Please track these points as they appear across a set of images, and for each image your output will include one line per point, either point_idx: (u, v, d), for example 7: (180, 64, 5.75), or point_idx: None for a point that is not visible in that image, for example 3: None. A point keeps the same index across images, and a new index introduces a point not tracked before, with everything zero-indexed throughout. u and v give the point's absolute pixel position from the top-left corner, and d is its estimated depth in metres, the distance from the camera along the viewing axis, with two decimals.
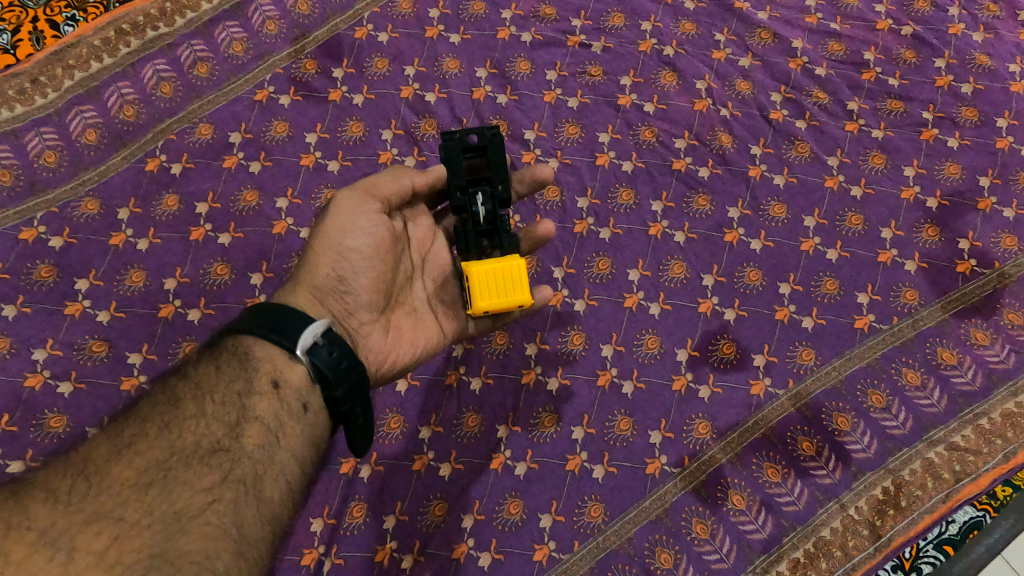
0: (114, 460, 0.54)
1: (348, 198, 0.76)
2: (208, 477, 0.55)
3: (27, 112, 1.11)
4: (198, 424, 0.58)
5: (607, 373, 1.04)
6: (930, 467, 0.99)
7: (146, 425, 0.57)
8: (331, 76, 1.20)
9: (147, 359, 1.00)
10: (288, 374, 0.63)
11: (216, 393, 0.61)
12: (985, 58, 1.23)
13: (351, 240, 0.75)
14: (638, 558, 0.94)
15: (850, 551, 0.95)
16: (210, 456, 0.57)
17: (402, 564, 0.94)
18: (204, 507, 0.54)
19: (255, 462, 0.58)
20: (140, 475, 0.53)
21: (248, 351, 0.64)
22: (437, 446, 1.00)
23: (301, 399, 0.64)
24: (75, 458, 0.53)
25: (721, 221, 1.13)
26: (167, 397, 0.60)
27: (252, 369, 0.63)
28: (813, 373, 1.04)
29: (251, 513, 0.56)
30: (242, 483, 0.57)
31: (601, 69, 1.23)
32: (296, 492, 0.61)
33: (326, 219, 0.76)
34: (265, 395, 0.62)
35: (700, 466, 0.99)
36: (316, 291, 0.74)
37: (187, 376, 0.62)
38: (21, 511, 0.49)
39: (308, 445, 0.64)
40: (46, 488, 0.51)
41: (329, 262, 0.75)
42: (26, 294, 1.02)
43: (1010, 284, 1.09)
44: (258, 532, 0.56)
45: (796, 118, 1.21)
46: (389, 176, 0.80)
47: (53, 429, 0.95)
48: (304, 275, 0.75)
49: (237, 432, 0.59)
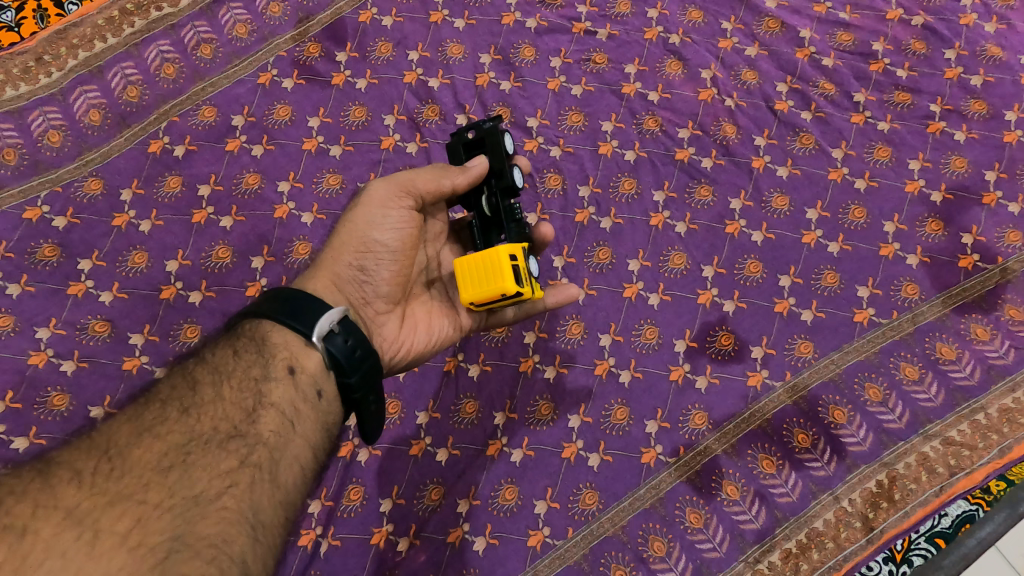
0: (135, 444, 0.54)
1: (381, 194, 0.77)
2: (225, 462, 0.55)
3: (31, 91, 1.12)
4: (216, 410, 0.58)
5: (604, 363, 1.05)
6: (924, 461, 0.99)
7: (166, 409, 0.57)
8: (335, 59, 1.20)
9: (149, 340, 1.02)
10: (303, 360, 0.64)
11: (234, 378, 0.61)
12: (996, 50, 1.22)
13: (378, 234, 0.76)
14: (631, 545, 0.96)
15: (842, 542, 0.95)
16: (228, 442, 0.57)
17: (398, 547, 0.95)
18: (221, 492, 0.53)
19: (271, 448, 0.58)
20: (160, 458, 0.53)
21: (265, 337, 0.64)
22: (435, 432, 1.01)
23: (316, 385, 0.64)
24: (98, 440, 0.53)
25: (723, 213, 1.13)
26: (186, 381, 0.60)
27: (269, 355, 0.63)
28: (811, 365, 1.05)
29: (266, 500, 0.55)
30: (258, 469, 0.56)
31: (606, 57, 1.23)
32: (309, 479, 0.60)
33: (354, 211, 0.77)
34: (281, 381, 0.62)
35: (695, 456, 1.00)
36: (337, 279, 0.74)
37: (205, 361, 0.62)
38: (47, 490, 0.48)
39: (321, 432, 0.63)
40: (71, 469, 0.50)
41: (353, 252, 0.75)
42: (30, 273, 1.04)
43: (1013, 280, 1.08)
44: (273, 517, 0.55)
45: (802, 109, 1.20)
46: (428, 174, 0.79)
47: (57, 407, 0.97)
48: (326, 262, 0.75)
49: (254, 417, 0.59)
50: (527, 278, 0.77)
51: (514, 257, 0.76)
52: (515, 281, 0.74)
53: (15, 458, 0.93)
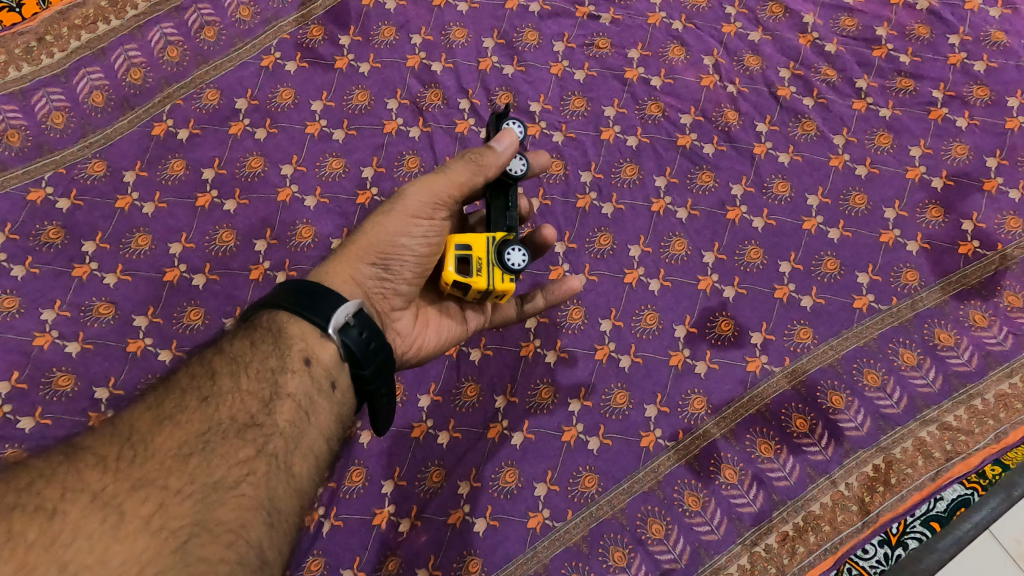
0: (157, 430, 0.54)
1: (415, 198, 0.75)
2: (243, 450, 0.55)
3: (34, 72, 1.12)
4: (234, 399, 0.58)
5: (605, 347, 1.06)
6: (921, 446, 1.00)
7: (186, 398, 0.57)
8: (338, 43, 1.20)
9: (153, 323, 1.03)
10: (318, 352, 0.63)
11: (251, 368, 0.60)
12: (1000, 35, 1.22)
13: (408, 240, 0.75)
14: (629, 527, 0.97)
15: (838, 525, 0.97)
16: (245, 431, 0.57)
17: (399, 528, 0.96)
18: (239, 479, 0.54)
19: (287, 438, 0.58)
20: (180, 446, 0.53)
21: (282, 328, 0.63)
22: (436, 415, 1.02)
23: (330, 377, 0.63)
24: (121, 426, 0.53)
25: (724, 199, 1.14)
26: (204, 370, 0.60)
27: (286, 346, 0.62)
28: (810, 351, 1.05)
29: (283, 488, 0.56)
30: (275, 458, 0.56)
31: (609, 42, 1.23)
32: (323, 469, 0.61)
33: (385, 214, 0.75)
34: (297, 372, 0.61)
35: (694, 440, 1.01)
36: (357, 276, 0.73)
37: (223, 351, 0.61)
38: (74, 474, 0.48)
39: (335, 422, 0.63)
40: (96, 453, 0.50)
41: (379, 252, 0.74)
42: (34, 255, 1.04)
43: (1012, 266, 1.09)
44: (289, 505, 0.56)
45: (804, 95, 1.20)
46: (461, 174, 0.76)
47: (62, 387, 0.98)
48: (349, 256, 0.73)
49: (271, 408, 0.59)
50: (479, 272, 0.76)
51: (466, 249, 0.77)
52: (455, 263, 0.77)
53: (22, 438, 0.94)
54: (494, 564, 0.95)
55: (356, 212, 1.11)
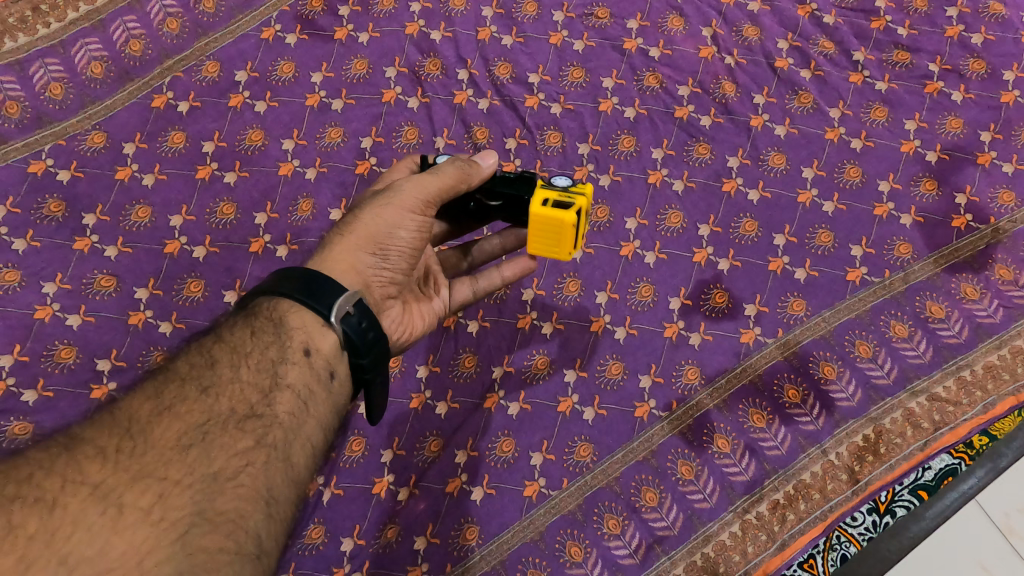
0: (156, 422, 0.53)
1: (411, 193, 0.75)
2: (242, 441, 0.55)
3: (30, 42, 1.12)
4: (233, 390, 0.58)
5: (600, 320, 1.07)
6: (910, 417, 1.02)
7: (186, 387, 0.56)
8: (338, 14, 1.20)
9: (154, 295, 1.04)
10: (319, 341, 0.63)
11: (251, 358, 0.60)
12: (998, 7, 1.22)
13: (403, 233, 0.75)
14: (624, 495, 0.99)
15: (828, 493, 0.99)
16: (244, 422, 0.56)
17: (398, 496, 0.98)
18: (239, 470, 0.54)
19: (287, 429, 0.58)
20: (179, 437, 0.53)
21: (284, 317, 0.63)
22: (434, 385, 1.04)
23: (330, 367, 0.63)
24: (120, 416, 0.53)
25: (720, 171, 1.15)
26: (204, 360, 0.59)
27: (286, 336, 0.62)
28: (802, 323, 1.07)
29: (281, 478, 0.56)
30: (274, 449, 0.56)
31: (609, 12, 1.23)
32: (320, 459, 0.61)
33: (382, 204, 0.75)
34: (297, 363, 0.61)
35: (687, 411, 1.03)
36: (356, 266, 0.72)
37: (223, 340, 0.61)
38: (74, 465, 0.48)
39: (333, 413, 0.64)
40: (95, 445, 0.50)
41: (377, 242, 0.74)
42: (35, 228, 1.05)
43: (1004, 240, 1.10)
44: (287, 495, 0.56)
45: (801, 67, 1.21)
46: (451, 177, 0.77)
47: (64, 360, 0.99)
48: (346, 245, 0.73)
49: (270, 398, 0.59)
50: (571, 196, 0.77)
51: (548, 200, 0.77)
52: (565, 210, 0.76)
53: (25, 411, 0.95)
54: (491, 532, 0.97)
55: (354, 182, 1.11)
